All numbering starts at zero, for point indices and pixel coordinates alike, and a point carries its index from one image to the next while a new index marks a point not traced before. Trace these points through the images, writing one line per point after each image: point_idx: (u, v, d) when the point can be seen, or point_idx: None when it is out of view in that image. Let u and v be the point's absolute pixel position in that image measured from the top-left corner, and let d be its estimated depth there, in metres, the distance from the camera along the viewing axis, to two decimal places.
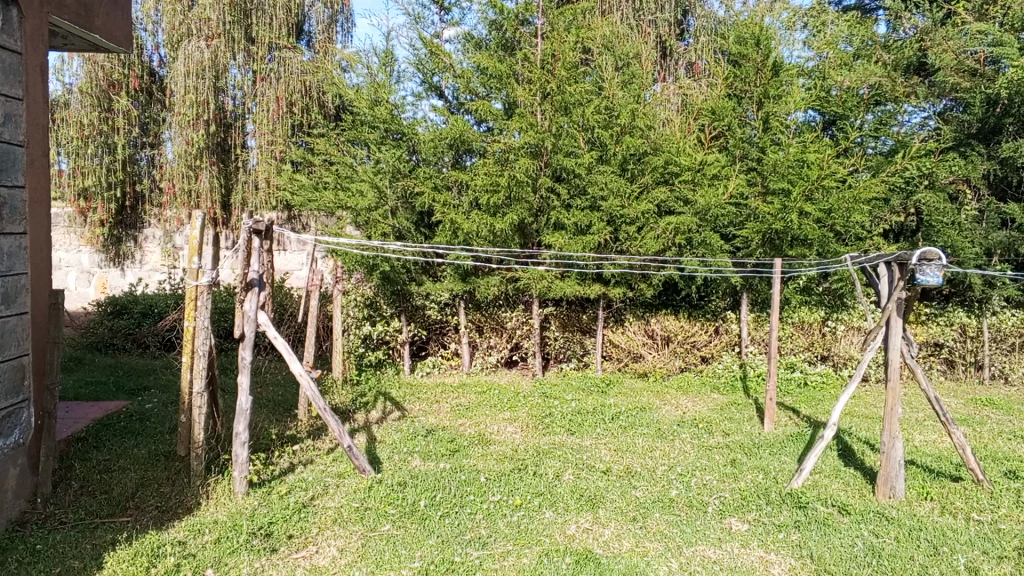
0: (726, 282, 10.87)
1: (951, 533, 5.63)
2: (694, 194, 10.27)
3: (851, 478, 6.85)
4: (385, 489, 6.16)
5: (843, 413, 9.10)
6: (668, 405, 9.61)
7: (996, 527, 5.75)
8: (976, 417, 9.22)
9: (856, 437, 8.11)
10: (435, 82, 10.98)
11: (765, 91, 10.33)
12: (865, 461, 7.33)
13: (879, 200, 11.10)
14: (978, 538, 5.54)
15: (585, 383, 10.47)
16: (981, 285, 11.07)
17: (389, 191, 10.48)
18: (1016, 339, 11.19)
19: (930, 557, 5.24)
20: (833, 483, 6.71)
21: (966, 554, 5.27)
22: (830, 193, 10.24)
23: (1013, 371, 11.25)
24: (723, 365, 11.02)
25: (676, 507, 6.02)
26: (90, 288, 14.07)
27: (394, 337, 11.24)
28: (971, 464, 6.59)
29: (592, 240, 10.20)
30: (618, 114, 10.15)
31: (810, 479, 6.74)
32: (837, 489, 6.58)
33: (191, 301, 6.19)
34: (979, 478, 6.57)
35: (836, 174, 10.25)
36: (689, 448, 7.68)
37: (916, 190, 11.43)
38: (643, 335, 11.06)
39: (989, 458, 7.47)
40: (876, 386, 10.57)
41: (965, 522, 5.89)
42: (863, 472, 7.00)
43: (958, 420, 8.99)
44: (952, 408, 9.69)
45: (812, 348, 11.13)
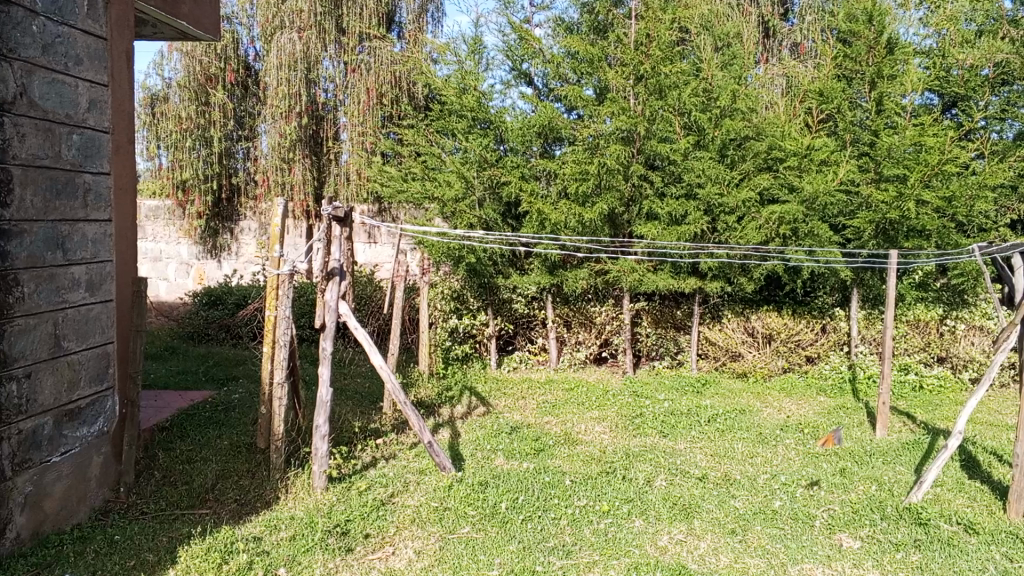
0: (836, 276, 10.14)
1: None
2: (801, 181, 9.58)
3: (977, 492, 6.18)
4: (465, 489, 5.88)
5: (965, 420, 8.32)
6: (769, 408, 9.02)
7: None
8: None
9: (983, 447, 7.36)
10: (524, 69, 10.67)
11: (878, 71, 9.56)
12: (994, 474, 6.60)
13: (1005, 188, 10.15)
14: None
15: (680, 383, 9.96)
16: None
17: (476, 182, 10.22)
18: None
19: None
20: (958, 498, 6.06)
21: None
22: (950, 180, 9.52)
23: None
24: (830, 367, 10.30)
25: (780, 520, 5.52)
26: (189, 279, 14.22)
27: (481, 330, 11.01)
28: None
29: (688, 231, 9.68)
30: (717, 97, 9.70)
31: (931, 493, 6.10)
32: (962, 505, 5.92)
33: (273, 290, 6.03)
34: None
35: (958, 160, 9.46)
36: (794, 455, 7.12)
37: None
38: (742, 333, 10.44)
39: None
40: (1001, 391, 9.67)
41: None
42: (991, 487, 6.30)
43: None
44: None
45: (927, 349, 10.24)
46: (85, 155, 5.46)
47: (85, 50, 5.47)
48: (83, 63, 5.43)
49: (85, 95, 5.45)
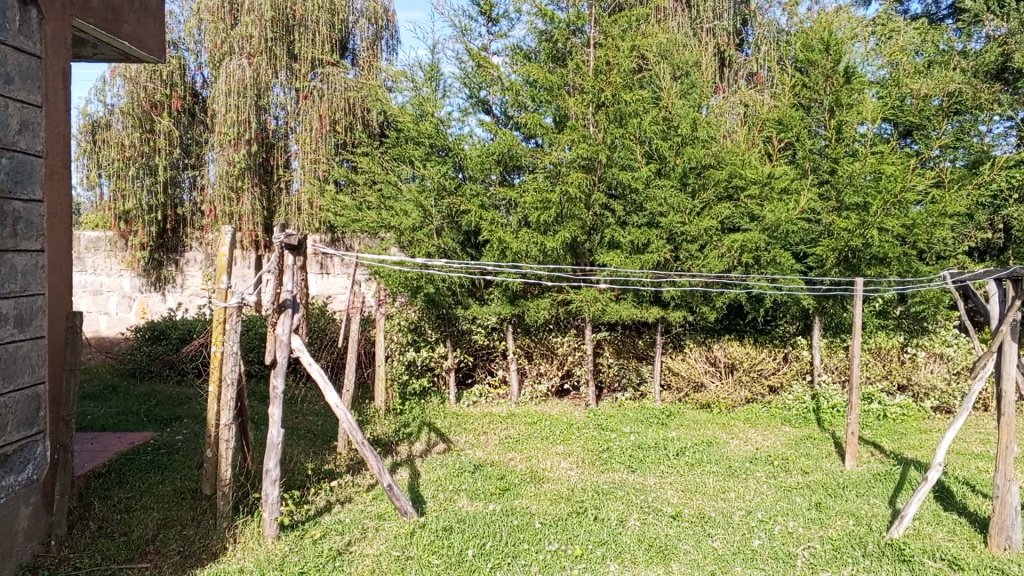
0: (798, 305, 10.03)
1: None
2: (762, 210, 9.52)
3: (956, 525, 6.02)
4: (428, 536, 5.51)
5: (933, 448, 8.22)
6: (736, 439, 8.82)
7: None
8: None
9: (955, 477, 7.24)
10: (482, 97, 10.48)
11: (836, 100, 9.55)
12: (970, 506, 6.45)
13: (962, 216, 10.22)
14: None
15: (644, 415, 9.71)
16: None
17: (434, 211, 9.94)
18: None
19: None
20: (938, 532, 5.88)
21: None
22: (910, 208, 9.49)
23: None
24: (793, 396, 10.14)
25: (760, 559, 5.28)
26: (130, 313, 13.61)
27: (439, 363, 10.64)
28: None
29: (651, 260, 9.51)
30: (677, 125, 9.54)
31: (910, 527, 5.92)
32: (943, 539, 5.75)
33: (219, 325, 5.65)
34: None
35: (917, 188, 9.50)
36: (767, 489, 6.90)
37: (1004, 204, 10.58)
38: (705, 363, 10.26)
39: None
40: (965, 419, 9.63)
41: None
42: (969, 519, 6.15)
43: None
44: None
45: (890, 377, 10.16)
46: (14, 180, 5.04)
47: (16, 68, 5.08)
48: (13, 82, 5.04)
49: (15, 116, 5.05)
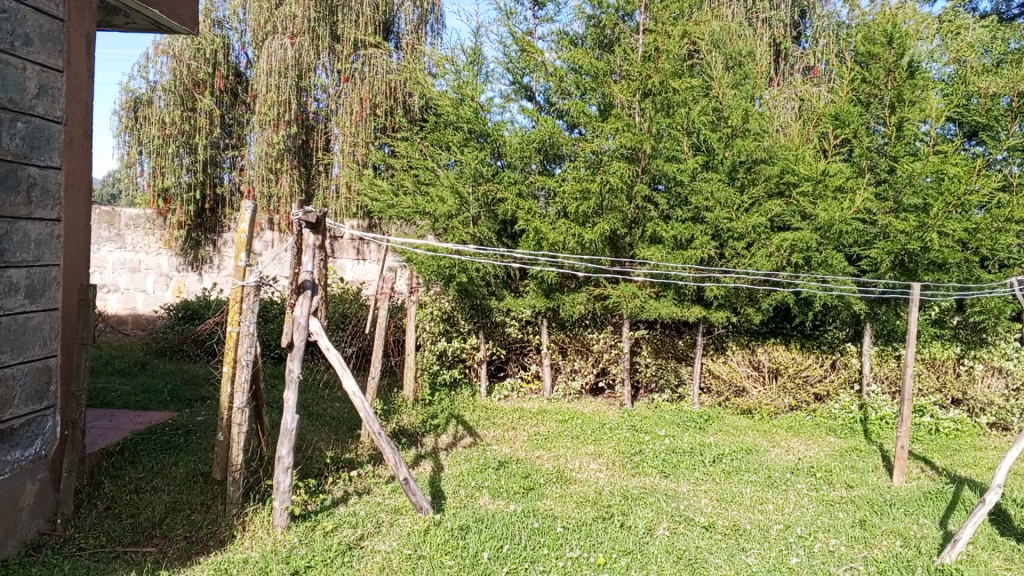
0: (849, 310, 9.48)
1: None
2: (814, 207, 9.03)
3: (1013, 552, 5.56)
4: (443, 535, 5.23)
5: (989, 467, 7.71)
6: (778, 448, 8.39)
7: None
8: None
9: (1013, 500, 6.73)
10: (525, 83, 10.21)
11: (898, 95, 9.02)
12: None
13: None
14: None
15: (681, 418, 9.32)
16: None
17: (471, 198, 9.60)
18: None
19: None
20: (994, 559, 5.42)
21: None
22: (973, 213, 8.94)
23: None
24: (840, 406, 9.64)
25: None
26: (167, 292, 13.56)
27: (471, 354, 10.37)
28: None
29: (694, 256, 9.10)
30: (727, 116, 9.14)
31: (964, 553, 5.46)
32: (1000, 567, 5.29)
33: (235, 304, 5.42)
34: None
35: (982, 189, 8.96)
36: (809, 503, 6.48)
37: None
38: (747, 367, 9.84)
39: None
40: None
41: None
42: None
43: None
44: None
45: (944, 390, 9.59)
46: (30, 146, 4.86)
47: (36, 30, 4.90)
48: (32, 43, 4.85)
49: (33, 80, 4.87)
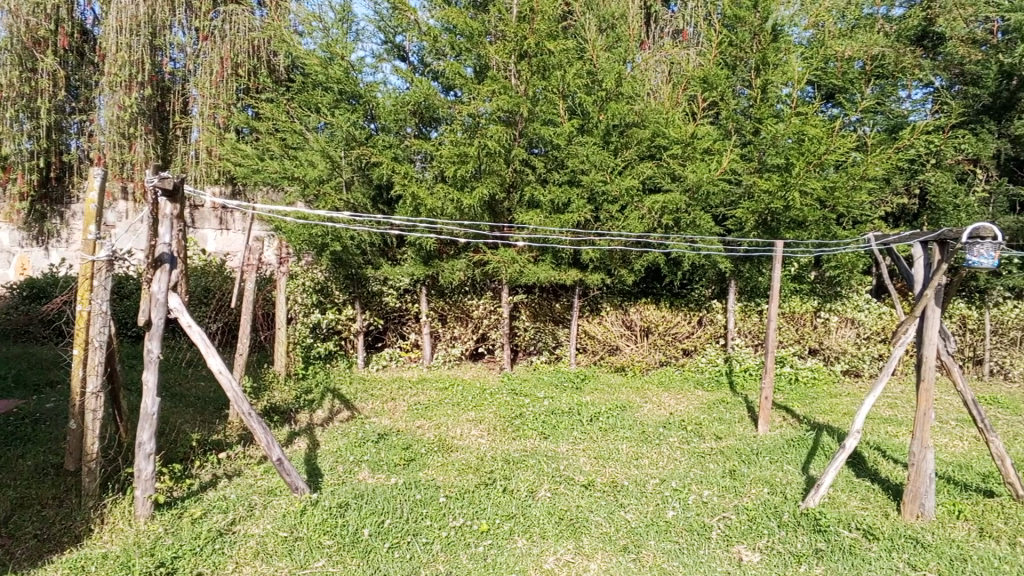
0: (715, 268, 9.79)
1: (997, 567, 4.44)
2: (684, 170, 9.19)
3: (869, 492, 5.90)
4: (320, 514, 5.04)
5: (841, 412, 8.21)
6: (650, 403, 8.63)
7: None
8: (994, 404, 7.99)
9: (865, 442, 7.19)
10: (398, 43, 9.90)
11: (763, 57, 9.30)
12: (880, 471, 6.37)
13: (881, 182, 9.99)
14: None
15: (559, 378, 9.45)
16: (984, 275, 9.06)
17: (343, 162, 9.30)
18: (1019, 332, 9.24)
19: None
20: (851, 500, 5.73)
21: None
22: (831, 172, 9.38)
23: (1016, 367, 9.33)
24: (705, 359, 10.05)
25: (674, 532, 5.00)
26: (8, 269, 12.88)
27: (347, 326, 10.09)
28: (1009, 477, 5.22)
29: (571, 220, 9.09)
30: (602, 80, 9.20)
31: (826, 496, 5.76)
32: (857, 509, 5.58)
33: (84, 281, 4.98)
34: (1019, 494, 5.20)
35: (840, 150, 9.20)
36: (681, 456, 6.67)
37: (921, 169, 10.40)
38: (621, 326, 10.01)
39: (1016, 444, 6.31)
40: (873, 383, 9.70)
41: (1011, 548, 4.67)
42: (881, 486, 6.04)
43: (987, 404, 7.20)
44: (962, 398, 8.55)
45: (801, 340, 10.10)
46: None
47: None
48: None
49: None
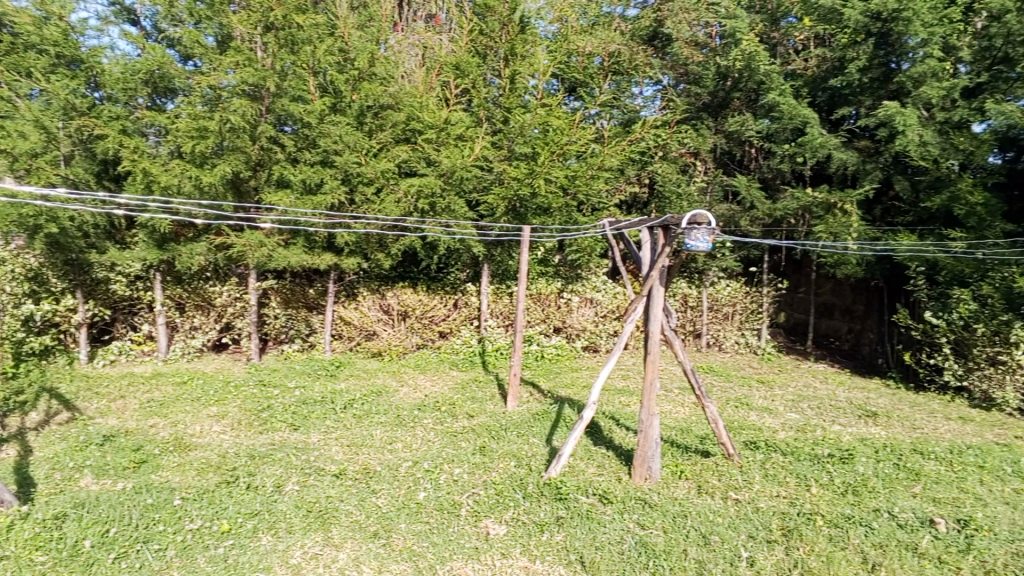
0: (467, 251, 8.80)
1: (713, 518, 4.20)
2: (438, 154, 8.00)
3: (601, 437, 5.93)
4: (32, 529, 4.47)
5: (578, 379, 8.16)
6: (408, 386, 7.87)
7: (756, 506, 4.31)
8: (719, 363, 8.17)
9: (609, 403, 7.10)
10: (128, 6, 9.03)
11: (511, 48, 8.48)
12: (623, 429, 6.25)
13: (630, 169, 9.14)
14: (746, 518, 4.15)
15: (308, 366, 8.21)
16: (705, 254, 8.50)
17: (61, 133, 7.83)
18: (734, 307, 8.75)
19: (703, 548, 3.86)
20: (595, 449, 5.63)
21: (742, 544, 3.88)
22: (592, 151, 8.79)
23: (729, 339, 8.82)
24: (461, 341, 9.07)
25: (425, 513, 4.67)
26: None
27: (68, 317, 8.54)
28: (720, 437, 4.93)
29: (324, 202, 7.59)
30: (354, 59, 7.88)
31: (575, 453, 5.56)
32: (599, 454, 5.53)
33: None
34: (729, 452, 4.95)
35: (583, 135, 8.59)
36: (432, 437, 6.28)
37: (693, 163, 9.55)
38: (377, 311, 8.80)
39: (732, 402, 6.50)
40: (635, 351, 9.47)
41: (724, 501, 4.42)
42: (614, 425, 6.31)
43: (705, 369, 7.75)
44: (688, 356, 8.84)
45: (546, 321, 9.48)
46: None
47: None
48: None
49: None
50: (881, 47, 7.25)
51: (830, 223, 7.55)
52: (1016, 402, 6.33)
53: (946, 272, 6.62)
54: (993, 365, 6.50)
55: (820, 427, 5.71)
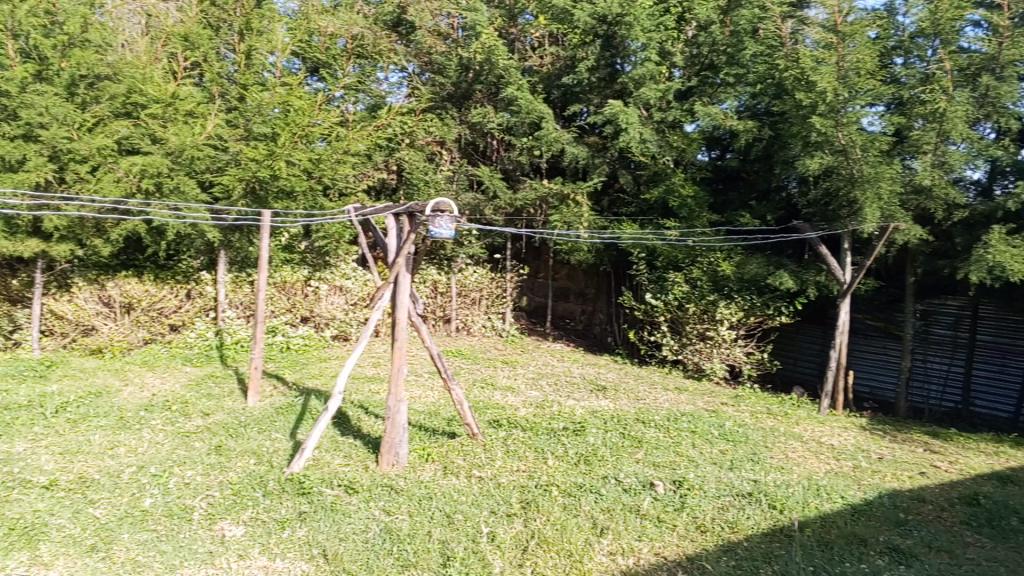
0: (202, 239, 7.34)
1: (456, 497, 4.08)
2: (165, 130, 6.74)
3: (344, 415, 5.56)
4: None
5: (320, 360, 7.53)
6: (132, 386, 6.47)
7: (497, 482, 4.27)
8: (465, 349, 8.18)
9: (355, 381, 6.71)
10: None
11: (247, 22, 7.54)
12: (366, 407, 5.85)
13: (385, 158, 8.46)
14: (488, 494, 4.11)
15: (6, 367, 6.60)
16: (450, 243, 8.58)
17: None
18: (480, 293, 8.97)
19: (447, 528, 3.76)
20: (334, 430, 5.19)
21: (482, 521, 3.83)
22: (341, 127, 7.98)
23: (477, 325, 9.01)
24: (195, 334, 7.65)
25: (152, 521, 3.90)
26: None
27: None
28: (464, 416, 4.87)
29: (27, 181, 6.12)
30: (64, 22, 6.54)
31: (327, 441, 4.97)
32: (342, 434, 5.12)
33: None
34: (473, 432, 4.90)
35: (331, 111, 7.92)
36: (162, 439, 5.18)
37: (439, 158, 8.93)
38: (94, 302, 7.26)
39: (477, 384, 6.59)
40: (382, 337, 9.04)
41: (466, 480, 4.32)
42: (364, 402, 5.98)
43: (452, 354, 7.80)
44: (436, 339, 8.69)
45: (293, 310, 8.08)
46: None
47: None
48: None
49: None
50: (607, 48, 7.66)
51: (563, 213, 7.95)
52: (722, 371, 7.07)
53: (663, 258, 7.29)
54: (702, 340, 7.16)
55: (556, 403, 6.00)
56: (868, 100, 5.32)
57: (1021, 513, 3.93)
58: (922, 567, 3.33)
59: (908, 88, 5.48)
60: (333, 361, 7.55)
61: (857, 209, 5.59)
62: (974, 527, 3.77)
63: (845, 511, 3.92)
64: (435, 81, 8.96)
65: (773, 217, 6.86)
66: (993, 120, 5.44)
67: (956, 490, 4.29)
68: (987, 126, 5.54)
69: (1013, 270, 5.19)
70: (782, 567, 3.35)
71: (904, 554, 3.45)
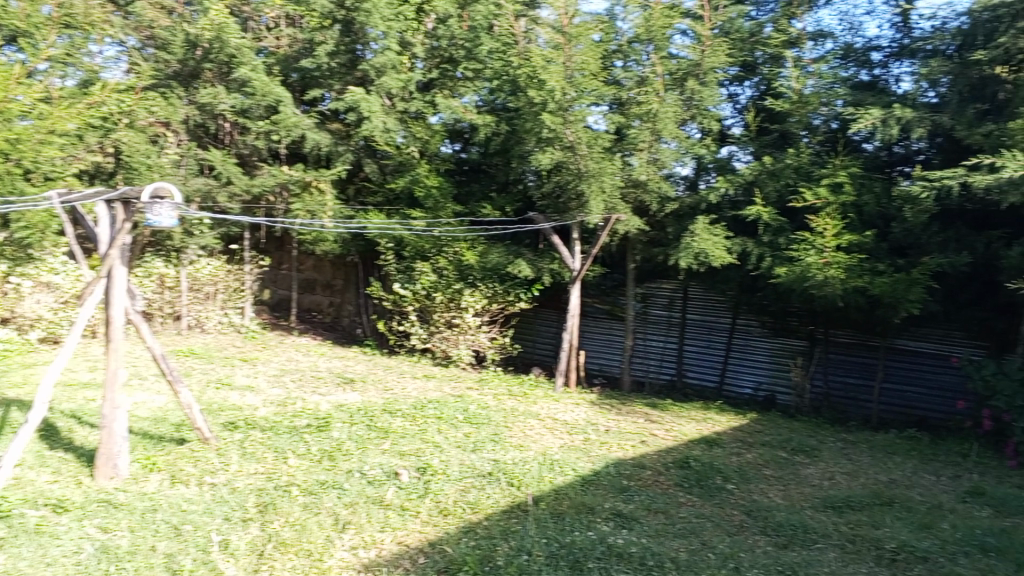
0: None
1: (186, 506, 3.79)
2: None
3: (52, 429, 4.96)
4: None
5: (25, 367, 6.71)
6: None
7: (233, 487, 4.03)
8: (200, 347, 7.68)
9: (66, 390, 6.02)
10: None
11: None
12: (79, 416, 5.29)
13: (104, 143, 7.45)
14: (219, 501, 3.85)
15: None
16: (181, 233, 7.98)
17: None
18: (216, 288, 8.49)
19: (174, 540, 3.46)
20: (39, 446, 4.61)
21: (214, 528, 3.57)
22: None
23: (215, 322, 8.51)
24: None
25: None
26: None
27: None
28: (194, 421, 4.57)
29: None
30: None
31: (32, 456, 4.42)
32: (49, 450, 4.57)
33: None
34: (204, 436, 4.61)
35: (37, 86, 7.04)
36: None
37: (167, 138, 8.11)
38: None
39: (211, 383, 6.21)
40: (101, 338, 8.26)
41: (198, 489, 4.03)
42: (76, 411, 5.41)
43: (184, 354, 7.28)
44: (167, 338, 8.09)
45: None
46: None
47: None
48: None
49: None
50: (347, 34, 7.50)
51: (305, 201, 7.74)
52: (468, 357, 7.29)
53: (409, 248, 7.29)
54: (449, 327, 7.31)
55: (300, 400, 5.81)
56: (592, 99, 5.64)
57: (724, 471, 4.42)
58: (641, 530, 3.55)
59: (626, 90, 5.89)
60: (40, 366, 6.75)
61: (585, 201, 5.96)
62: (686, 487, 4.16)
63: (576, 483, 4.14)
64: (158, 57, 8.23)
65: (511, 208, 7.12)
66: (698, 122, 6.05)
67: (673, 456, 4.72)
68: (694, 127, 6.13)
69: (713, 257, 5.88)
70: (517, 543, 3.36)
71: (626, 518, 3.67)
